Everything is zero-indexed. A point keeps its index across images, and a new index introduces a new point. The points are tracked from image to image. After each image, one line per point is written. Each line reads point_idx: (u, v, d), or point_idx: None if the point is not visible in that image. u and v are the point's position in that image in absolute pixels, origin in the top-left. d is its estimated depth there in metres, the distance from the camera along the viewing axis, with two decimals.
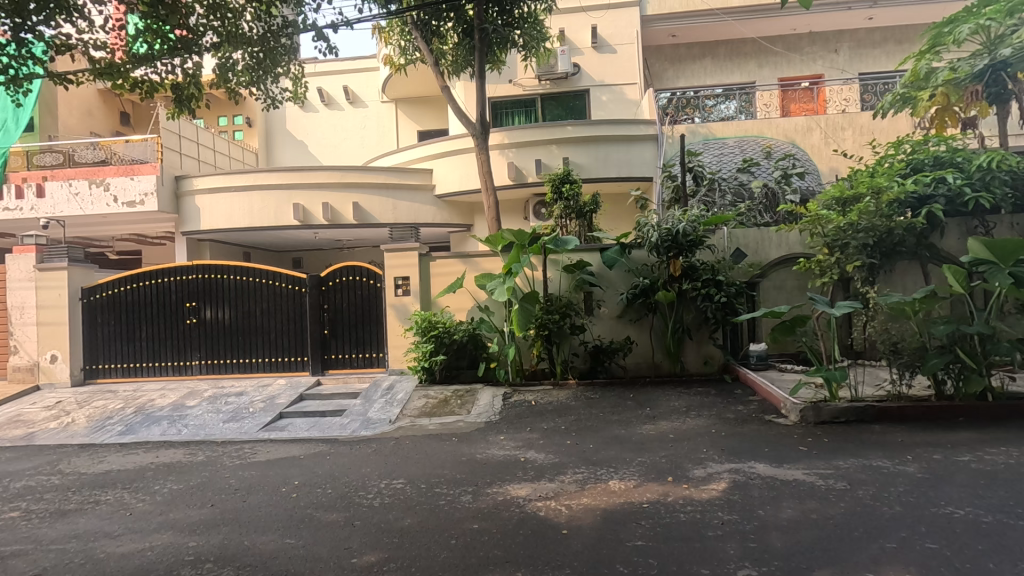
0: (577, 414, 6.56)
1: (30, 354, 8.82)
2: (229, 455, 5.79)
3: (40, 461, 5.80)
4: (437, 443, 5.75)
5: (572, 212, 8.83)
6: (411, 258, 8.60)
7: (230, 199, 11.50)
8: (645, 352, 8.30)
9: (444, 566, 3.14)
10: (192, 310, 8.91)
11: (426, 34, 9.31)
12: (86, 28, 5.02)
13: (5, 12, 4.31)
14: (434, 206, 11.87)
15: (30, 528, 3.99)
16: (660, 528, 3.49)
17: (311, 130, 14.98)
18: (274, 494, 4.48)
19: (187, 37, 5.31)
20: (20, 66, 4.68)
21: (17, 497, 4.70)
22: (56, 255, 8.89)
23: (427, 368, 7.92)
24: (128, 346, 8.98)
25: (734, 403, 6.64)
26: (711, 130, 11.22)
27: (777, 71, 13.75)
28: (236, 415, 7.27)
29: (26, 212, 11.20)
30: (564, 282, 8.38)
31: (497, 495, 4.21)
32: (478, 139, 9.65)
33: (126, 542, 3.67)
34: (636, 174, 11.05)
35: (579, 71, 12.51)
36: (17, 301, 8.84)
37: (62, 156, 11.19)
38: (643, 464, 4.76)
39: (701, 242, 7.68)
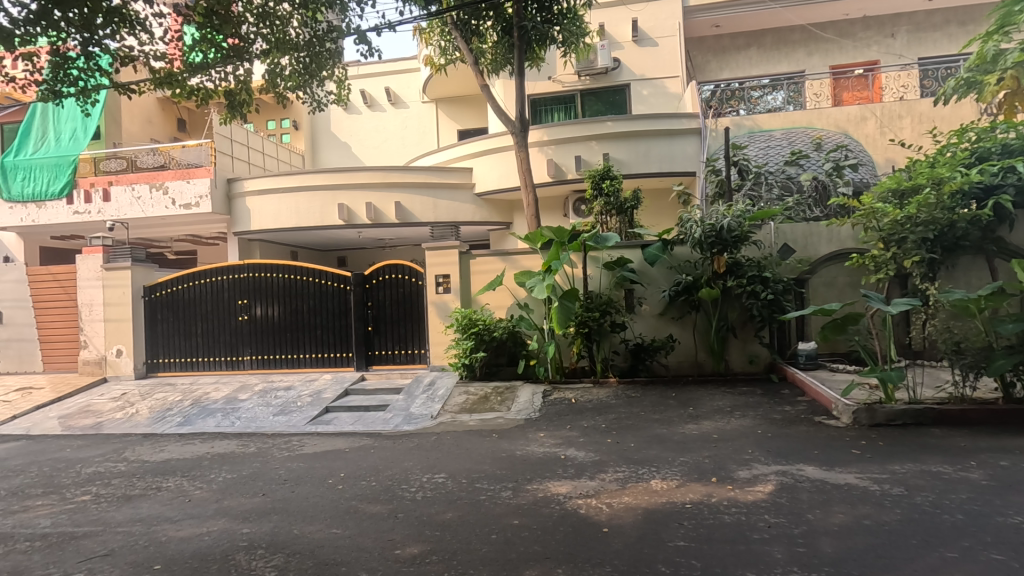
0: (617, 412, 6.49)
1: (98, 349, 9.41)
2: (278, 446, 6.02)
3: (107, 450, 6.18)
4: (477, 440, 5.80)
5: (612, 208, 8.74)
6: (452, 256, 8.71)
7: (279, 199, 11.91)
8: (688, 351, 8.14)
9: (485, 560, 3.17)
10: (244, 307, 9.28)
11: (466, 34, 9.38)
12: (147, 40, 5.29)
13: (74, 26, 4.54)
14: (473, 204, 11.97)
15: (99, 511, 4.26)
16: (703, 529, 3.43)
17: (354, 131, 15.34)
18: (322, 485, 4.63)
19: (239, 45, 5.55)
20: (89, 79, 5.07)
21: (88, 482, 5.03)
22: (120, 255, 9.44)
23: (467, 365, 7.99)
24: (186, 342, 9.44)
25: (782, 404, 6.43)
26: (757, 122, 10.86)
27: (828, 58, 13.20)
28: (285, 409, 7.55)
29: (93, 215, 11.91)
30: (604, 279, 8.30)
31: (538, 491, 4.23)
32: (517, 137, 9.65)
33: (185, 527, 3.87)
34: (678, 169, 10.83)
35: (620, 66, 12.36)
36: (86, 299, 9.44)
37: (125, 162, 11.86)
38: (685, 464, 4.68)
39: (747, 237, 7.46)
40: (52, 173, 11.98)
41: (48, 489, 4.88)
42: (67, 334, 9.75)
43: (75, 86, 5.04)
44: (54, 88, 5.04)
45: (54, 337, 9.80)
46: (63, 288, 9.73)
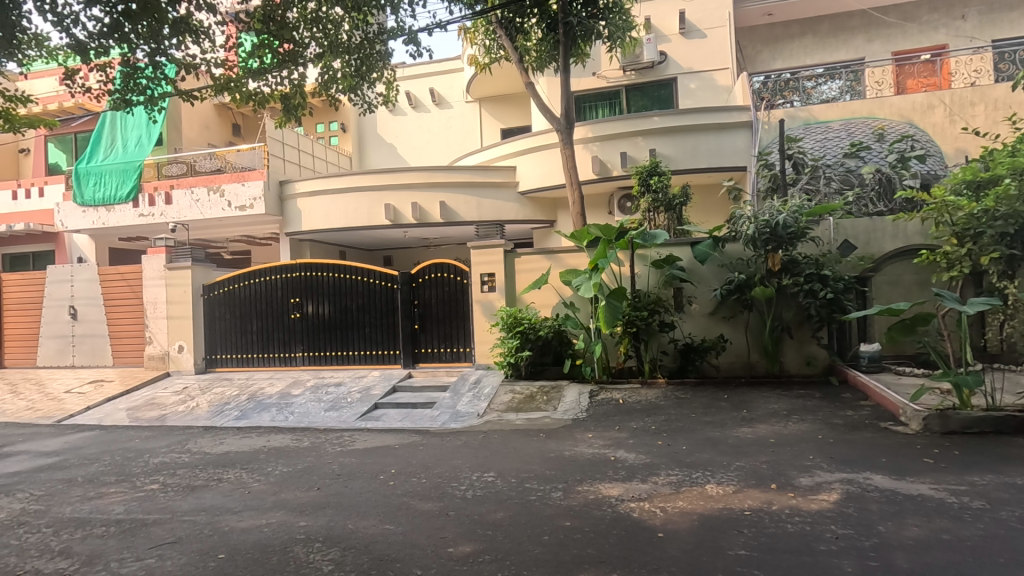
0: (666, 414, 6.35)
1: (162, 345, 9.90)
2: (331, 441, 6.17)
3: (171, 441, 6.49)
4: (524, 439, 5.77)
5: (661, 204, 8.87)
6: (497, 255, 8.71)
7: (328, 200, 12.22)
8: (741, 352, 7.87)
9: (538, 562, 3.14)
10: (296, 305, 9.57)
11: (510, 32, 9.42)
12: (209, 48, 5.49)
13: (143, 37, 4.74)
14: (516, 203, 11.95)
15: (167, 499, 4.47)
16: (765, 538, 3.29)
17: (399, 132, 15.58)
18: (374, 481, 4.72)
19: (294, 50, 5.74)
20: (156, 86, 5.33)
21: (156, 471, 5.28)
22: (182, 256, 9.91)
23: (513, 364, 7.96)
24: (242, 339, 9.81)
25: (843, 408, 6.12)
26: (813, 113, 10.37)
27: (890, 44, 12.52)
28: (336, 404, 7.74)
29: (156, 217, 12.53)
30: (653, 278, 8.13)
31: (588, 493, 4.17)
32: (562, 134, 9.56)
33: (245, 518, 4.00)
34: (728, 164, 10.51)
35: (666, 59, 12.13)
36: (151, 297, 9.95)
37: (186, 166, 12.45)
38: (742, 469, 4.51)
39: (804, 234, 7.12)
40: (120, 178, 12.70)
41: (120, 477, 5.16)
42: (133, 331, 10.30)
43: (143, 93, 5.33)
44: (126, 97, 5.35)
45: (123, 333, 10.36)
46: (131, 287, 10.28)
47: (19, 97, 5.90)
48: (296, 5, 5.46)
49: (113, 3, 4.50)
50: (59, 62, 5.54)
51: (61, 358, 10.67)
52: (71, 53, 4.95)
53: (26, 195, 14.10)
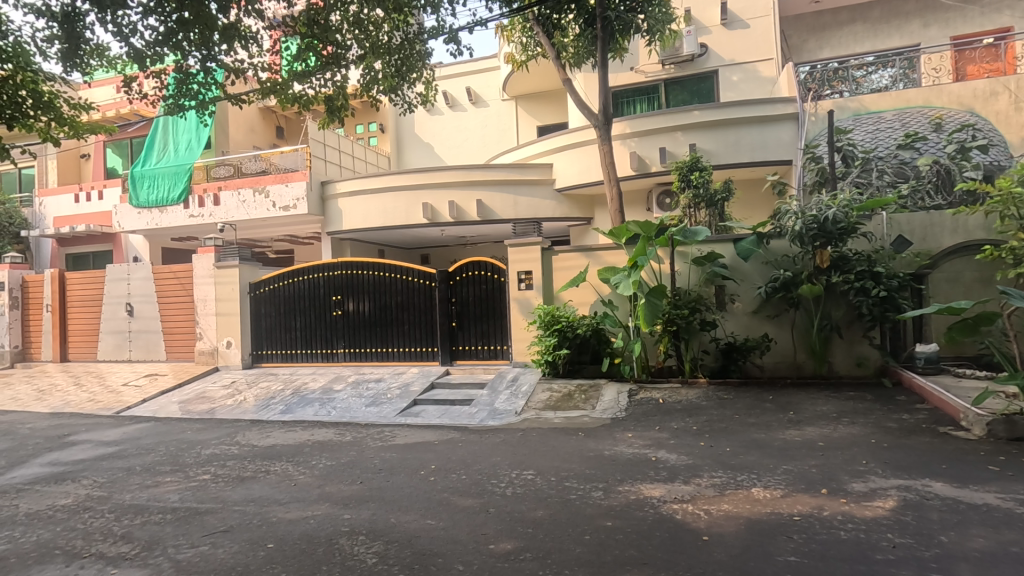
0: (708, 414, 6.21)
1: (211, 340, 10.29)
2: (372, 436, 6.28)
3: (221, 433, 6.73)
4: (563, 438, 5.74)
5: (702, 200, 8.74)
6: (534, 253, 8.69)
7: (368, 200, 12.45)
8: (786, 351, 7.63)
9: (580, 562, 3.11)
10: (338, 302, 9.79)
11: (548, 29, 9.33)
12: (256, 52, 5.64)
13: (195, 44, 4.91)
14: (553, 200, 11.90)
15: (219, 490, 4.64)
16: (816, 545, 3.17)
17: (436, 131, 15.71)
18: (415, 476, 4.78)
19: (336, 52, 5.87)
20: (206, 91, 5.52)
21: (207, 462, 5.49)
22: (230, 255, 10.27)
23: (551, 362, 7.93)
24: (286, 335, 10.10)
25: (898, 412, 5.85)
26: (863, 104, 9.94)
27: (949, 29, 11.87)
28: (376, 400, 7.89)
29: (206, 218, 13.02)
30: (693, 275, 7.96)
31: (630, 493, 4.11)
32: (600, 130, 9.45)
33: (292, 510, 4.11)
34: (772, 158, 10.20)
35: (707, 52, 11.84)
36: (201, 295, 10.37)
37: (232, 168, 12.94)
38: (789, 472, 4.37)
39: (855, 230, 6.83)
40: (171, 180, 13.24)
41: (174, 467, 5.39)
42: (185, 327, 10.73)
43: (195, 97, 5.54)
44: (179, 102, 5.60)
45: (175, 329, 10.82)
46: (182, 284, 10.73)
47: (82, 104, 6.21)
48: (340, 8, 5.57)
49: (168, 12, 4.69)
50: (118, 70, 5.80)
51: (119, 353, 11.23)
52: (131, 61, 5.19)
53: (86, 198, 14.86)
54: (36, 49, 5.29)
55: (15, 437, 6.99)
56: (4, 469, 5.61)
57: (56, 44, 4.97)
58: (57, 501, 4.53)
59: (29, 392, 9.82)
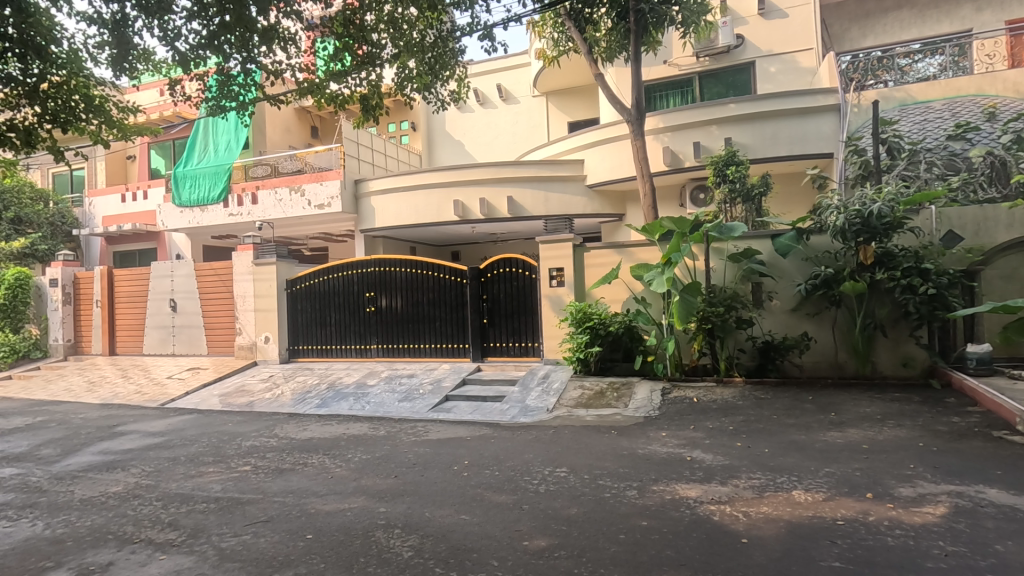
0: (745, 414, 6.07)
1: (250, 336, 10.59)
2: (405, 431, 6.36)
3: (260, 426, 6.92)
4: (596, 436, 5.70)
5: (738, 195, 8.57)
6: (566, 250, 8.65)
7: (400, 198, 12.58)
8: (827, 351, 7.40)
9: (615, 561, 3.08)
10: (371, 299, 9.94)
11: (580, 23, 9.20)
12: (294, 53, 5.74)
13: (235, 46, 5.02)
14: (584, 196, 11.81)
15: (259, 481, 4.77)
16: (862, 551, 3.06)
17: (467, 129, 15.76)
18: (448, 471, 4.82)
19: (371, 52, 5.96)
20: (247, 92, 5.67)
21: (247, 454, 5.66)
22: (267, 252, 10.55)
23: (582, 360, 7.88)
24: (322, 331, 10.31)
25: (948, 414, 5.61)
26: (910, 93, 9.53)
27: (1004, 13, 11.27)
28: (409, 395, 7.98)
29: (244, 217, 13.39)
30: (729, 272, 7.79)
31: (665, 493, 4.05)
32: (633, 125, 9.32)
33: (329, 502, 4.20)
34: (812, 151, 9.89)
35: (743, 43, 11.56)
36: (241, 291, 10.68)
37: (269, 168, 13.31)
38: (832, 475, 4.23)
39: (901, 224, 6.56)
40: (211, 180, 13.65)
41: (216, 458, 5.56)
42: (225, 322, 11.07)
43: (236, 98, 5.67)
44: (220, 103, 5.77)
45: (216, 324, 11.17)
46: (222, 281, 11.06)
47: (130, 107, 6.44)
48: (374, 8, 5.67)
49: (210, 16, 4.81)
50: (164, 74, 5.99)
51: (163, 347, 11.66)
52: (176, 65, 5.36)
53: (132, 198, 15.46)
54: (88, 55, 5.51)
55: (69, 426, 7.34)
56: (59, 456, 5.89)
57: (107, 50, 5.17)
58: (109, 488, 4.74)
59: (81, 383, 10.29)
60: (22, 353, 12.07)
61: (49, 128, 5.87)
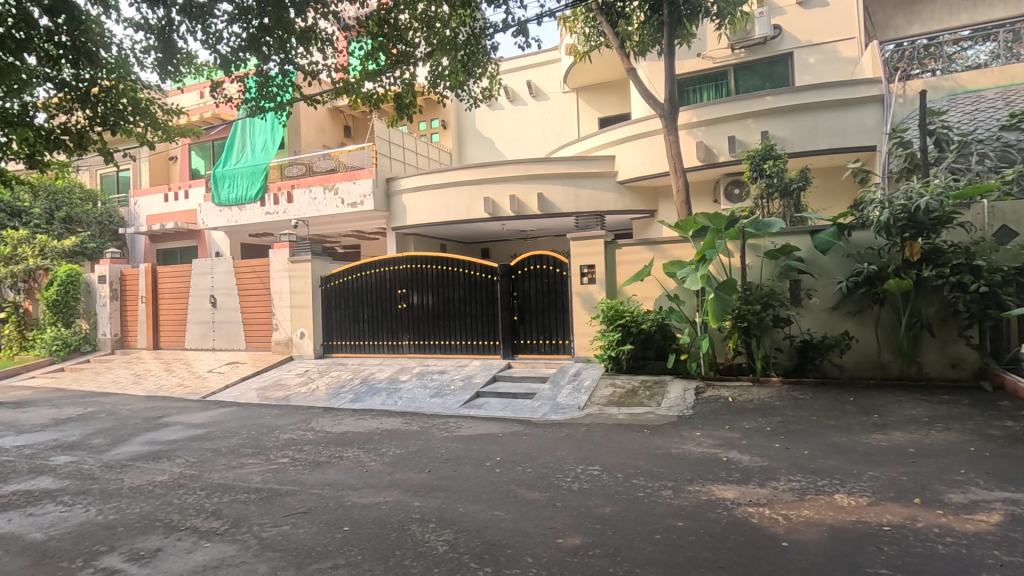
0: (783, 414, 5.92)
1: (286, 331, 10.85)
2: (438, 427, 6.42)
3: (297, 420, 7.09)
4: (628, 434, 5.65)
5: (775, 190, 8.35)
6: (597, 247, 8.59)
7: (431, 196, 12.68)
8: (869, 350, 7.16)
9: (651, 561, 3.04)
10: (402, 296, 10.05)
11: (612, 18, 9.07)
12: (329, 53, 5.83)
13: (273, 48, 5.13)
14: (615, 193, 11.69)
15: (297, 473, 4.88)
16: (910, 558, 2.95)
17: (497, 126, 15.78)
18: (481, 467, 4.84)
19: (405, 51, 6.03)
20: (284, 92, 5.78)
21: (285, 446, 5.80)
22: (303, 250, 10.79)
23: (614, 358, 7.81)
24: (355, 326, 10.49)
25: (1001, 418, 5.35)
26: (959, 82, 9.12)
27: None
28: (440, 391, 8.06)
29: (280, 215, 13.70)
30: (766, 269, 7.61)
31: (701, 494, 3.98)
32: (666, 120, 9.17)
33: (365, 495, 4.27)
34: (853, 143, 9.57)
35: (781, 33, 11.27)
36: (277, 288, 10.95)
37: (304, 167, 13.59)
38: (876, 479, 4.09)
39: (951, 220, 6.27)
40: (249, 180, 14.01)
41: (256, 450, 5.72)
42: (262, 318, 11.37)
43: (274, 99, 5.79)
44: (259, 105, 5.92)
45: (253, 319, 11.48)
46: (260, 278, 11.36)
47: (173, 110, 6.65)
48: (408, 7, 5.74)
49: (250, 19, 4.92)
50: (205, 76, 6.15)
51: (204, 341, 12.05)
52: (217, 67, 5.51)
53: (174, 197, 15.99)
54: (135, 60, 5.71)
55: (117, 417, 7.66)
56: (108, 445, 6.14)
57: (153, 55, 5.35)
58: (155, 477, 4.92)
59: (128, 376, 10.72)
60: (74, 346, 12.68)
61: (100, 131, 6.13)
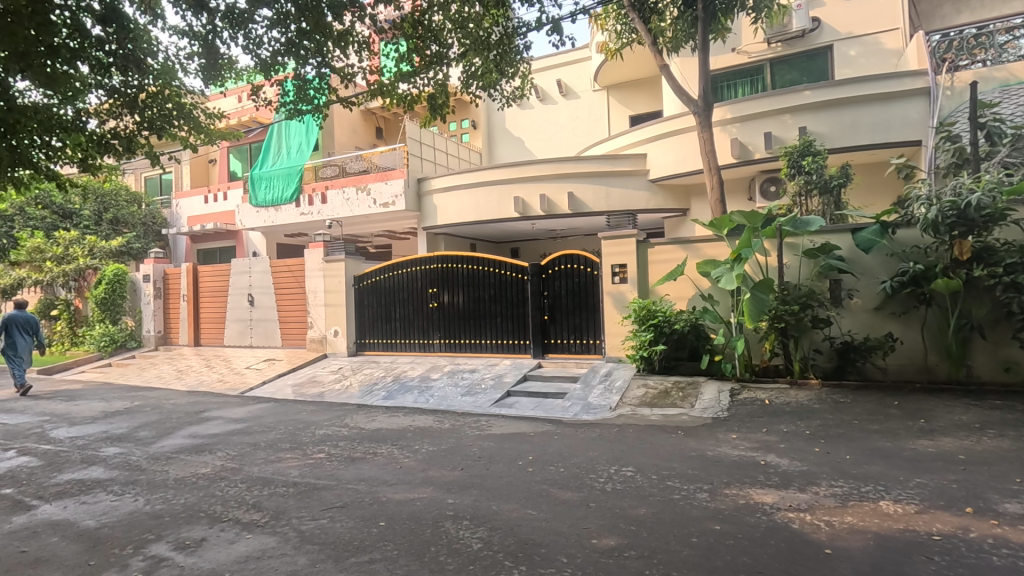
0: (823, 418, 5.75)
1: (321, 329, 11.08)
2: (469, 425, 6.46)
3: (331, 416, 7.23)
4: (662, 436, 5.58)
5: (814, 187, 8.12)
6: (629, 246, 8.50)
7: (461, 196, 12.76)
8: (914, 353, 6.91)
9: (688, 564, 3.00)
10: (434, 295, 10.15)
11: (645, 14, 8.92)
12: (364, 56, 5.92)
13: (309, 50, 5.23)
14: (647, 191, 11.56)
15: (333, 468, 4.98)
16: (963, 569, 2.83)
17: (527, 126, 15.78)
18: (513, 466, 4.86)
19: (439, 52, 6.09)
20: (320, 95, 5.89)
21: (321, 442, 5.92)
22: (337, 250, 11.01)
23: (646, 358, 7.72)
24: (387, 325, 10.64)
25: None
26: (1012, 73, 8.71)
27: None
28: (471, 390, 8.11)
29: (315, 215, 14.00)
30: (805, 268, 7.41)
31: (738, 497, 3.90)
32: (699, 116, 9.01)
33: (400, 491, 4.32)
34: (897, 138, 9.24)
35: (820, 26, 10.96)
36: (312, 287, 11.19)
37: (338, 168, 13.87)
38: (923, 487, 3.94)
39: (1004, 216, 5.99)
40: (284, 181, 14.36)
41: (294, 445, 5.86)
42: (298, 316, 11.63)
43: (311, 102, 5.90)
44: (297, 108, 6.06)
45: (289, 318, 11.75)
46: (295, 277, 11.63)
47: (215, 113, 6.85)
48: (441, 8, 5.80)
49: (290, 23, 5.05)
50: (246, 81, 6.32)
51: (242, 339, 12.39)
52: (257, 72, 5.66)
53: (214, 199, 16.51)
54: (179, 66, 5.91)
55: (161, 411, 7.94)
56: (154, 438, 6.38)
57: (197, 60, 5.53)
58: (199, 469, 5.09)
59: (171, 371, 11.11)
60: (120, 342, 13.09)
61: (147, 136, 6.38)
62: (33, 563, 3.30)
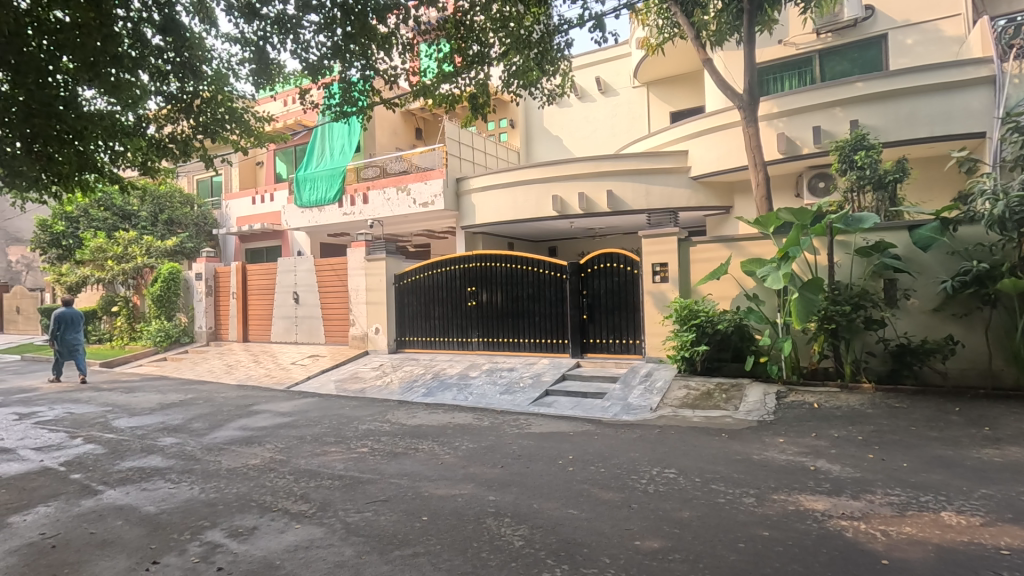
0: (876, 423, 5.51)
1: (363, 327, 11.32)
2: (509, 423, 6.48)
3: (374, 411, 7.38)
4: (705, 438, 5.46)
5: (867, 182, 7.79)
6: (670, 244, 8.35)
7: (499, 195, 12.81)
8: (977, 357, 6.54)
9: (735, 569, 2.93)
10: (472, 294, 10.22)
11: (687, 7, 8.70)
12: (405, 57, 6.01)
13: (355, 53, 5.35)
14: (688, 188, 11.32)
15: (376, 462, 5.09)
16: None
17: (565, 124, 15.70)
18: (554, 465, 4.85)
19: (481, 52, 6.14)
20: (363, 98, 6.01)
21: (364, 437, 6.05)
22: (378, 249, 11.23)
23: (688, 359, 7.57)
24: (426, 323, 10.77)
25: None
26: None
27: None
28: (510, 388, 8.13)
29: (357, 215, 14.31)
30: (857, 267, 7.12)
31: (787, 503, 3.78)
32: (745, 111, 8.76)
33: (441, 486, 4.38)
34: (958, 131, 8.78)
35: (873, 14, 10.53)
36: (355, 286, 11.45)
37: (379, 169, 14.13)
38: (989, 498, 3.72)
39: None
40: (328, 182, 14.72)
41: (338, 439, 6.01)
42: (340, 313, 11.92)
43: (355, 104, 6.03)
44: (342, 111, 6.21)
45: (332, 315, 12.05)
46: (338, 276, 11.91)
47: (264, 117, 7.08)
48: (482, 6, 5.82)
49: (334, 27, 5.16)
50: (293, 84, 6.52)
51: (287, 335, 12.79)
52: (304, 75, 5.82)
53: (261, 200, 17.10)
54: (231, 72, 6.14)
55: (213, 404, 8.28)
56: (207, 429, 6.65)
57: (249, 66, 5.75)
58: (249, 460, 5.29)
59: (221, 366, 11.57)
60: (175, 338, 13.75)
61: (201, 139, 6.67)
62: (101, 545, 3.50)
